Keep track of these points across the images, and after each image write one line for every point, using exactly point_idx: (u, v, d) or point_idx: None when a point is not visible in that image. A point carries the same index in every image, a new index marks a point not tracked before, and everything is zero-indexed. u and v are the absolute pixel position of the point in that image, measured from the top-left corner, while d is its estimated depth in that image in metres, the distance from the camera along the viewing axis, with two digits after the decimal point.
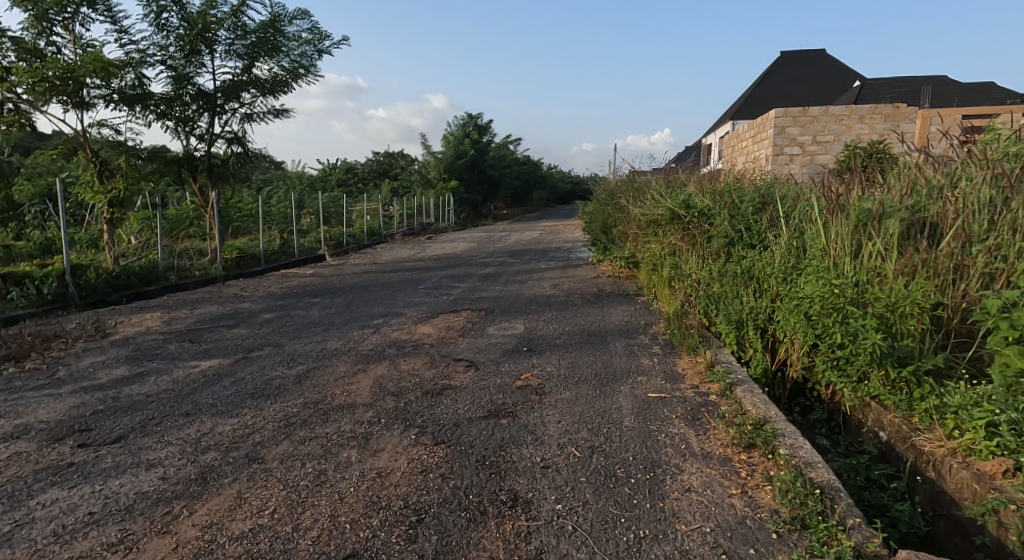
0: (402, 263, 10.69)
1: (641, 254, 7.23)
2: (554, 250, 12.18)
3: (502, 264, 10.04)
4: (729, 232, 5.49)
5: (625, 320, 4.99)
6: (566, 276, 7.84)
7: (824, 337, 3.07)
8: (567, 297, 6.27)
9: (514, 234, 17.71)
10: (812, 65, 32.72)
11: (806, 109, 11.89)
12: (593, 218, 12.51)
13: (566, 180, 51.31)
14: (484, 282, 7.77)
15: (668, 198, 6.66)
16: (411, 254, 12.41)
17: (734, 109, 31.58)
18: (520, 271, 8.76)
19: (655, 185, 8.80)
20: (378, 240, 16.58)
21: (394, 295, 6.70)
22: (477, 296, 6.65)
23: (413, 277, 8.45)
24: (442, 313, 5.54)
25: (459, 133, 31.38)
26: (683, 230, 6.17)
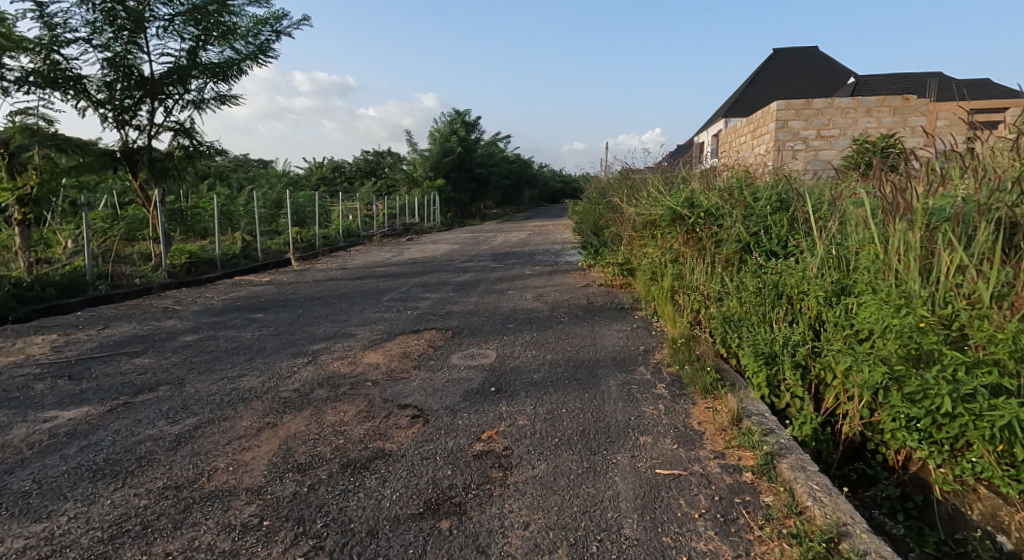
0: (374, 269, 9.75)
1: (638, 261, 6.33)
2: (541, 253, 11.26)
3: (483, 270, 9.11)
4: (742, 235, 4.62)
5: (620, 344, 4.10)
6: (551, 286, 6.93)
7: (914, 398, 2.29)
8: (550, 313, 5.36)
9: (500, 236, 16.78)
10: (806, 62, 32.00)
11: (810, 101, 10.97)
12: (585, 219, 11.57)
13: (556, 179, 50.39)
14: (459, 292, 6.84)
15: (669, 196, 5.77)
16: (386, 258, 11.45)
17: (728, 106, 30.80)
18: (501, 278, 7.85)
19: (651, 184, 7.88)
20: (355, 242, 15.60)
21: (351, 310, 5.76)
22: (447, 310, 5.72)
23: (381, 286, 7.51)
24: (400, 336, 4.61)
25: (446, 131, 30.36)
26: (686, 233, 5.28)
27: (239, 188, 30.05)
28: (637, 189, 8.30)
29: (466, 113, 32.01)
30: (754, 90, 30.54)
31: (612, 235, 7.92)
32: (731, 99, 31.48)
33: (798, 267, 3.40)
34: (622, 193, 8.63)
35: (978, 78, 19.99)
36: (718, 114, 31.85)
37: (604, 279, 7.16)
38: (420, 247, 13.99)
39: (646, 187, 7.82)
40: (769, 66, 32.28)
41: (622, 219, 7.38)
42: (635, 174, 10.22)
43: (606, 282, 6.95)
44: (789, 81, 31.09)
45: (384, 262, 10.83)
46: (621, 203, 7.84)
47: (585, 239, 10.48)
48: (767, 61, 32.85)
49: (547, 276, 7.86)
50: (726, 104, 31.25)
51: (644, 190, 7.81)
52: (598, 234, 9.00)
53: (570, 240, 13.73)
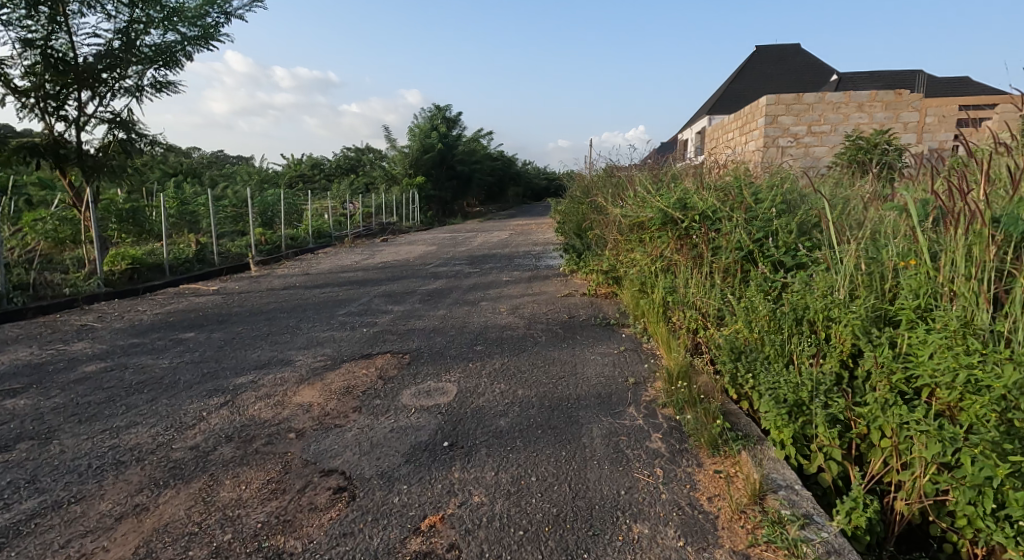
0: (340, 275, 8.98)
1: (627, 269, 5.63)
2: (521, 255, 10.60)
3: (457, 275, 8.42)
4: (744, 241, 3.96)
5: (605, 376, 3.44)
6: (530, 296, 6.23)
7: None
8: (526, 330, 4.67)
9: (480, 236, 16.05)
10: (789, 59, 31.68)
11: (800, 95, 10.04)
12: (567, 219, 10.84)
13: (540, 176, 49.68)
14: (426, 303, 6.12)
15: (659, 197, 5.12)
16: (355, 262, 10.72)
17: (713, 103, 30.31)
18: (475, 286, 7.15)
19: (638, 183, 7.17)
20: (325, 244, 14.77)
21: (299, 328, 5.04)
22: (409, 328, 5.01)
23: (342, 296, 6.77)
24: (347, 364, 3.91)
25: (426, 127, 29.47)
26: (678, 238, 4.61)
27: (210, 186, 28.95)
28: (627, 187, 7.57)
29: (446, 109, 31.18)
30: (739, 87, 30.08)
31: (598, 239, 7.21)
32: (716, 96, 31.00)
33: (821, 286, 2.77)
34: (609, 192, 7.93)
35: (963, 77, 19.72)
36: (703, 112, 31.34)
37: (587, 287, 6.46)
38: (393, 249, 13.23)
39: (634, 186, 7.10)
40: (754, 63, 31.83)
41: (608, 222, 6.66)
42: (620, 172, 9.53)
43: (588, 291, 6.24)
44: (774, 78, 30.69)
45: (351, 266, 10.05)
46: (611, 202, 7.13)
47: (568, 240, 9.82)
48: (752, 58, 32.40)
49: (525, 283, 7.16)
50: (711, 101, 30.74)
51: (631, 190, 7.10)
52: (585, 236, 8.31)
53: (552, 242, 13.06)
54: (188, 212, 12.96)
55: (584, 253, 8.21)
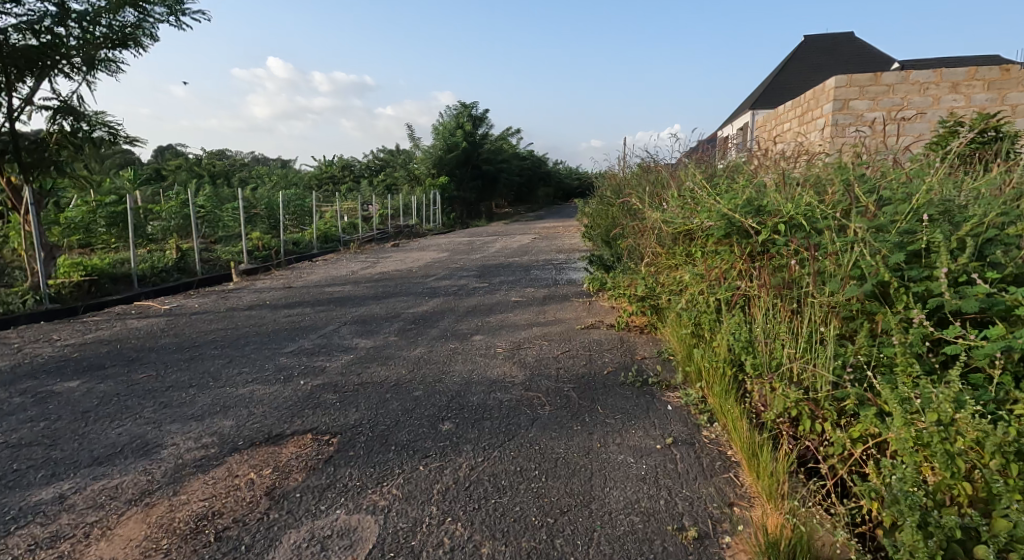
0: (326, 290, 7.68)
1: (673, 297, 4.06)
2: (539, 265, 9.15)
3: (459, 291, 7.02)
4: (868, 265, 2.40)
5: (641, 511, 1.96)
6: (540, 328, 4.75)
7: None
8: (523, 391, 3.22)
9: (500, 241, 14.65)
10: (839, 49, 29.42)
11: (879, 74, 8.27)
12: (596, 224, 9.24)
13: (572, 176, 47.96)
14: (403, 336, 4.71)
15: (719, 197, 3.63)
16: (351, 273, 9.47)
17: (758, 97, 28.29)
18: (474, 310, 5.71)
19: (685, 180, 5.56)
20: (330, 249, 13.62)
21: (216, 379, 3.69)
22: (364, 380, 3.60)
23: (308, 322, 5.43)
24: (233, 457, 2.51)
25: (451, 124, 28.18)
26: (748, 256, 3.17)
27: (233, 188, 28.45)
28: (670, 185, 5.96)
29: (473, 106, 29.91)
30: (786, 79, 27.96)
31: (634, 251, 5.63)
32: (761, 89, 28.94)
33: None
34: (647, 190, 6.34)
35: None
36: (746, 108, 29.31)
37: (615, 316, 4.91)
38: (402, 256, 11.93)
39: (682, 183, 5.48)
40: (802, 53, 29.62)
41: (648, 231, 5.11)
42: (661, 169, 7.93)
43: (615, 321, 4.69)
44: (824, 69, 28.47)
45: (343, 279, 8.76)
46: (651, 203, 5.54)
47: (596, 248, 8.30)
48: (799, 48, 30.21)
49: (538, 307, 5.68)
50: (754, 95, 28.70)
51: (678, 189, 5.48)
52: (616, 247, 6.71)
53: (578, 248, 11.56)
54: (180, 214, 11.93)
55: (614, 266, 6.66)
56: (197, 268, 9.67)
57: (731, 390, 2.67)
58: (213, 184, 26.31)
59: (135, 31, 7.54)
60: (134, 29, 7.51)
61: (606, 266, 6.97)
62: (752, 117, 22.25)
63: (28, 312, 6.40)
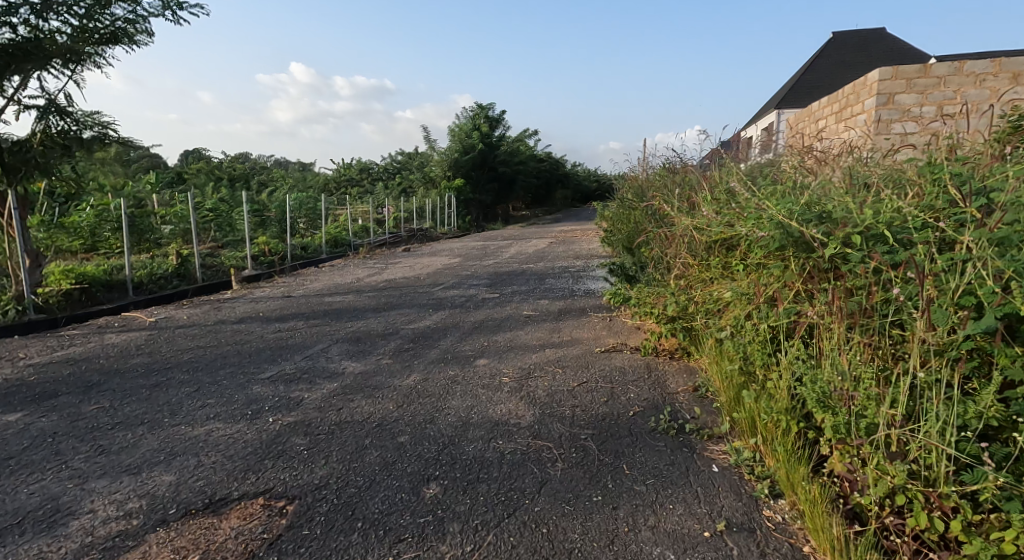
0: (326, 300, 7.17)
1: (712, 319, 3.44)
2: (555, 273, 8.57)
3: (467, 302, 6.47)
4: (994, 297, 1.80)
5: None
6: (553, 351, 4.17)
7: None
8: (530, 439, 2.64)
9: (515, 246, 14.09)
10: (870, 46, 28.38)
11: (928, 65, 7.54)
12: (618, 230, 8.59)
13: (591, 178, 47.25)
14: (397, 359, 4.16)
15: (772, 200, 3.02)
16: (356, 281, 8.98)
17: (784, 96, 27.40)
18: (481, 326, 5.14)
19: (722, 182, 4.90)
20: (340, 253, 13.18)
21: (174, 413, 3.17)
22: (342, 418, 3.05)
23: (297, 339, 4.91)
24: (155, 536, 1.98)
25: (467, 126, 27.73)
26: (812, 269, 2.62)
27: (249, 190, 28.33)
28: (704, 186, 5.31)
29: (490, 107, 29.41)
30: (813, 77, 27.03)
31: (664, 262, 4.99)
32: (787, 88, 28.05)
33: None
34: (676, 193, 5.69)
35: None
36: (771, 108, 28.42)
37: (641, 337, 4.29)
38: (412, 262, 11.42)
39: (718, 184, 4.82)
40: (830, 51, 28.64)
41: (682, 240, 4.47)
42: (691, 170, 7.28)
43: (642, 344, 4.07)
44: (853, 67, 27.50)
45: (347, 287, 8.27)
46: (684, 208, 4.90)
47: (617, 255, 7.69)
48: (827, 46, 29.25)
49: (552, 324, 5.09)
50: (780, 94, 27.81)
51: (713, 192, 4.82)
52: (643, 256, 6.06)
53: (596, 254, 10.94)
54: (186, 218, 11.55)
55: (637, 277, 6.06)
56: (199, 275, 9.25)
57: (802, 443, 2.15)
58: (229, 187, 26.18)
59: (129, 26, 7.15)
60: (128, 23, 7.12)
61: (628, 276, 6.35)
62: (778, 116, 21.44)
63: (8, 323, 5.98)
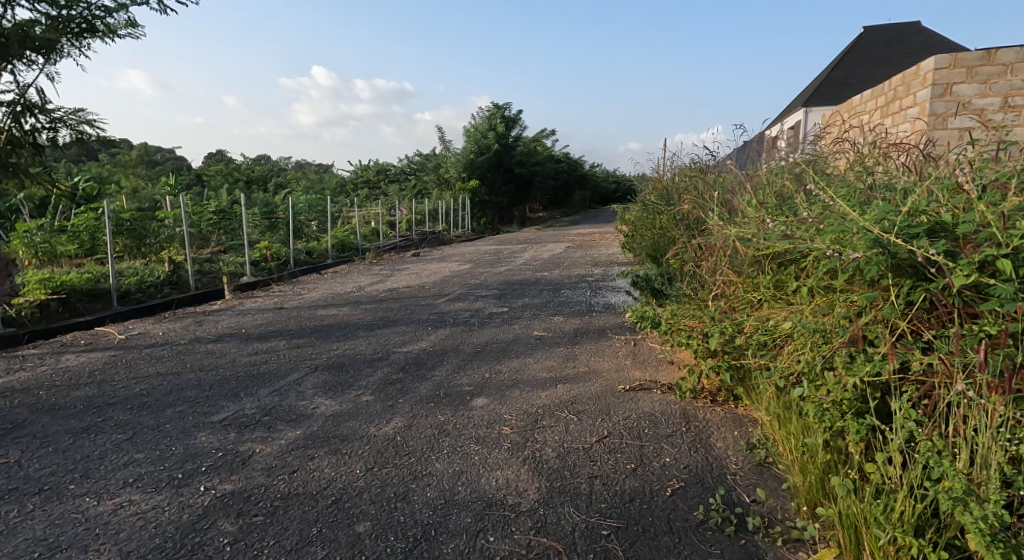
0: (319, 314, 6.53)
1: (770, 359, 2.75)
2: (571, 283, 7.86)
3: (472, 319, 5.80)
4: None
5: None
6: (568, 390, 3.45)
7: None
8: (533, 535, 1.97)
9: (529, 250, 13.38)
10: (903, 41, 27.19)
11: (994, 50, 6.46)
12: (642, 236, 7.86)
13: (609, 178, 46.51)
14: (380, 396, 3.50)
15: (853, 211, 2.33)
16: (357, 290, 8.35)
17: (811, 94, 26.35)
18: (484, 351, 4.45)
19: (771, 185, 4.18)
20: (346, 258, 12.60)
21: (89, 472, 2.52)
22: (293, 488, 2.37)
23: (272, 366, 4.26)
24: None
25: (483, 126, 27.10)
26: (927, 299, 1.97)
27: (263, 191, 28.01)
28: (747, 188, 4.59)
29: (506, 107, 28.73)
30: (843, 74, 25.95)
31: (704, 282, 4.28)
32: (815, 86, 26.99)
33: None
34: (713, 196, 4.97)
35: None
36: (799, 106, 27.40)
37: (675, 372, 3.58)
38: (420, 268, 10.78)
39: (766, 188, 4.11)
40: (861, 47, 27.49)
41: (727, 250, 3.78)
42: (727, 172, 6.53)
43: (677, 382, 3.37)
44: (885, 63, 26.37)
45: (346, 298, 7.64)
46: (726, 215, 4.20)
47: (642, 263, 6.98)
48: (857, 41, 28.11)
49: (567, 350, 4.38)
50: (807, 91, 26.77)
51: (761, 196, 4.11)
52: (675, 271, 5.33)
53: (616, 261, 10.20)
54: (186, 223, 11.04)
55: (665, 292, 5.36)
56: (192, 283, 8.70)
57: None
58: (242, 188, 25.85)
59: (109, 14, 6.58)
60: (108, 12, 6.54)
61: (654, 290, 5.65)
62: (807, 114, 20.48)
63: None
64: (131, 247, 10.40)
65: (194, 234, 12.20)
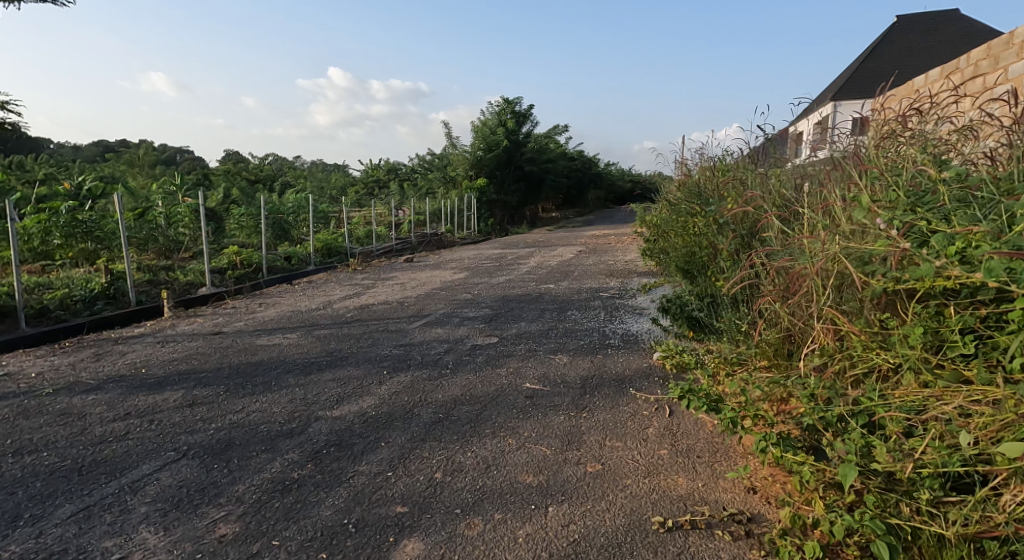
0: (257, 344, 5.13)
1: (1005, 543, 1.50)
2: (579, 301, 6.45)
3: (444, 356, 4.41)
4: None
5: None
6: (565, 529, 1.99)
7: None
8: None
9: (536, 255, 11.96)
10: (940, 30, 25.35)
11: None
12: (672, 245, 6.40)
13: (625, 177, 44.93)
14: (247, 527, 2.09)
15: None
16: (324, 307, 7.00)
17: (840, 86, 24.66)
18: (446, 422, 3.02)
19: (894, 172, 2.66)
20: (329, 264, 11.26)
21: None
22: None
23: (126, 446, 2.84)
24: None
25: (492, 121, 25.74)
26: None
27: (262, 189, 26.95)
28: (849, 178, 3.05)
29: (516, 103, 27.33)
30: (875, 64, 24.22)
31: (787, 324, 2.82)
32: (845, 78, 25.25)
33: None
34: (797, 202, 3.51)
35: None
36: (827, 100, 25.71)
37: (750, 496, 2.14)
38: (408, 278, 9.39)
39: (886, 174, 2.59)
40: (895, 36, 25.68)
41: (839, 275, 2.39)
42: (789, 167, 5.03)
43: (761, 525, 1.97)
44: (920, 53, 24.59)
45: (306, 318, 6.29)
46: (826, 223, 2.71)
47: (681, 282, 5.58)
48: (890, 32, 26.33)
49: (569, 424, 2.90)
50: (836, 83, 25.04)
51: (881, 191, 2.60)
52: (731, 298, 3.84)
53: (635, 271, 8.71)
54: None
55: (715, 331, 3.97)
56: (133, 296, 7.40)
57: None
58: (240, 186, 24.77)
59: None
60: None
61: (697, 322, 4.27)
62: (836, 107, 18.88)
63: None
64: (79, 253, 9.16)
65: (161, 237, 10.93)
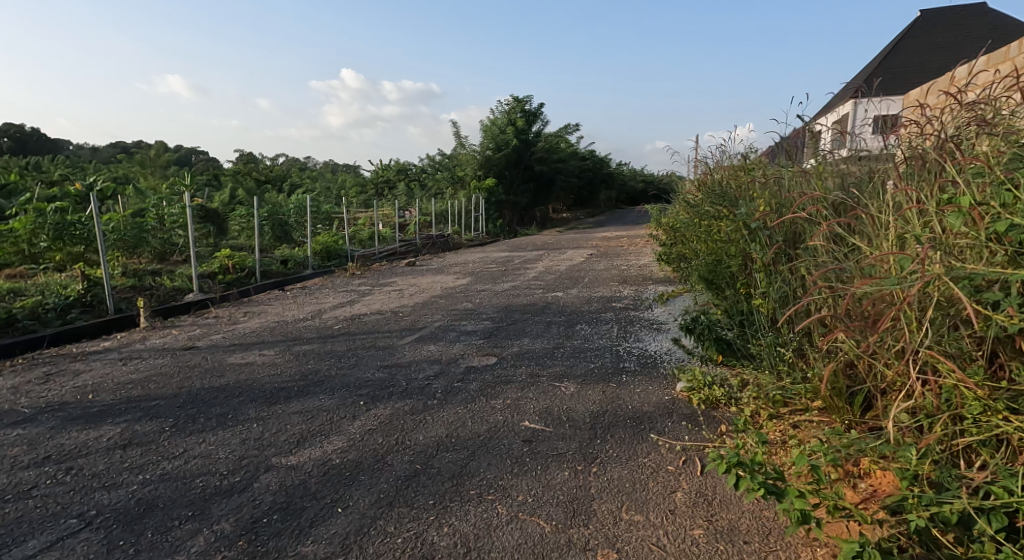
0: (228, 363, 4.58)
1: None
2: (589, 313, 5.86)
3: (433, 381, 3.84)
4: None
5: None
6: None
7: None
8: None
9: (545, 259, 11.37)
10: (966, 24, 24.39)
11: None
12: (693, 253, 5.79)
13: (637, 177, 44.18)
14: None
15: None
16: (313, 318, 6.46)
17: (860, 84, 23.82)
18: (424, 477, 2.44)
19: (1004, 163, 2.06)
20: (328, 268, 10.73)
21: None
22: None
23: (24, 507, 2.28)
24: None
25: (501, 120, 25.16)
26: None
27: (268, 189, 26.56)
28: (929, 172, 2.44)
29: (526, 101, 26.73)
30: (897, 60, 23.35)
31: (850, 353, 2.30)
32: (865, 75, 24.39)
33: None
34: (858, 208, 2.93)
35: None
36: (846, 99, 24.88)
37: None
38: (408, 284, 8.83)
39: (996, 166, 1.98)
40: (918, 31, 24.77)
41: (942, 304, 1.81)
42: (836, 167, 4.39)
43: None
44: (945, 48, 23.68)
45: (290, 331, 5.75)
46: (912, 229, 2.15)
47: (708, 296, 4.98)
48: (913, 26, 25.41)
49: (577, 485, 2.31)
50: (856, 81, 24.17)
51: (987, 189, 2.01)
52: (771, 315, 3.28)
53: (650, 277, 8.08)
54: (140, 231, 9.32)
55: (750, 362, 3.41)
56: (110, 305, 6.89)
57: None
58: (245, 185, 24.37)
59: None
60: None
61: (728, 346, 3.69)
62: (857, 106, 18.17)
63: None
64: (62, 257, 8.68)
65: (152, 239, 10.45)
